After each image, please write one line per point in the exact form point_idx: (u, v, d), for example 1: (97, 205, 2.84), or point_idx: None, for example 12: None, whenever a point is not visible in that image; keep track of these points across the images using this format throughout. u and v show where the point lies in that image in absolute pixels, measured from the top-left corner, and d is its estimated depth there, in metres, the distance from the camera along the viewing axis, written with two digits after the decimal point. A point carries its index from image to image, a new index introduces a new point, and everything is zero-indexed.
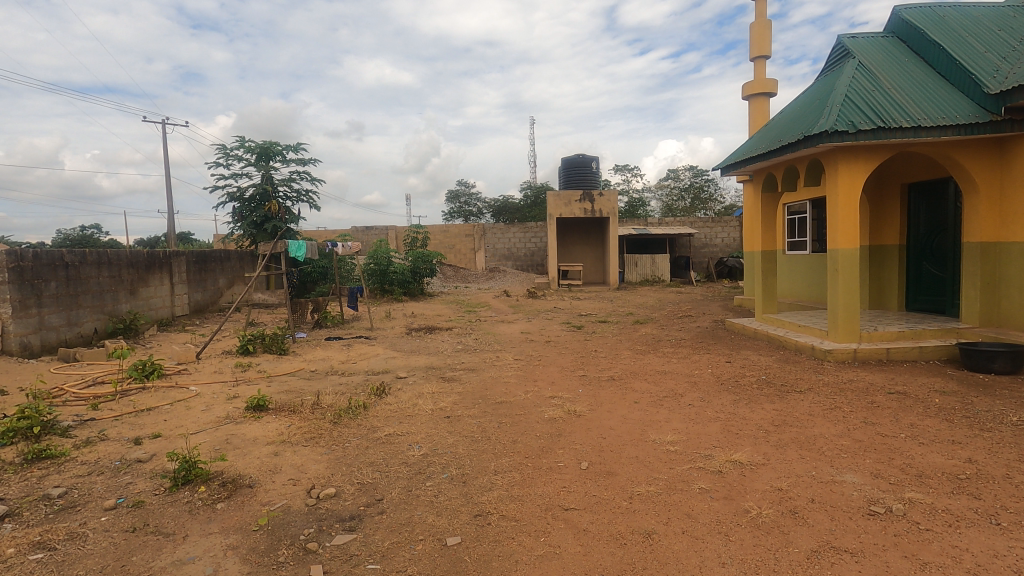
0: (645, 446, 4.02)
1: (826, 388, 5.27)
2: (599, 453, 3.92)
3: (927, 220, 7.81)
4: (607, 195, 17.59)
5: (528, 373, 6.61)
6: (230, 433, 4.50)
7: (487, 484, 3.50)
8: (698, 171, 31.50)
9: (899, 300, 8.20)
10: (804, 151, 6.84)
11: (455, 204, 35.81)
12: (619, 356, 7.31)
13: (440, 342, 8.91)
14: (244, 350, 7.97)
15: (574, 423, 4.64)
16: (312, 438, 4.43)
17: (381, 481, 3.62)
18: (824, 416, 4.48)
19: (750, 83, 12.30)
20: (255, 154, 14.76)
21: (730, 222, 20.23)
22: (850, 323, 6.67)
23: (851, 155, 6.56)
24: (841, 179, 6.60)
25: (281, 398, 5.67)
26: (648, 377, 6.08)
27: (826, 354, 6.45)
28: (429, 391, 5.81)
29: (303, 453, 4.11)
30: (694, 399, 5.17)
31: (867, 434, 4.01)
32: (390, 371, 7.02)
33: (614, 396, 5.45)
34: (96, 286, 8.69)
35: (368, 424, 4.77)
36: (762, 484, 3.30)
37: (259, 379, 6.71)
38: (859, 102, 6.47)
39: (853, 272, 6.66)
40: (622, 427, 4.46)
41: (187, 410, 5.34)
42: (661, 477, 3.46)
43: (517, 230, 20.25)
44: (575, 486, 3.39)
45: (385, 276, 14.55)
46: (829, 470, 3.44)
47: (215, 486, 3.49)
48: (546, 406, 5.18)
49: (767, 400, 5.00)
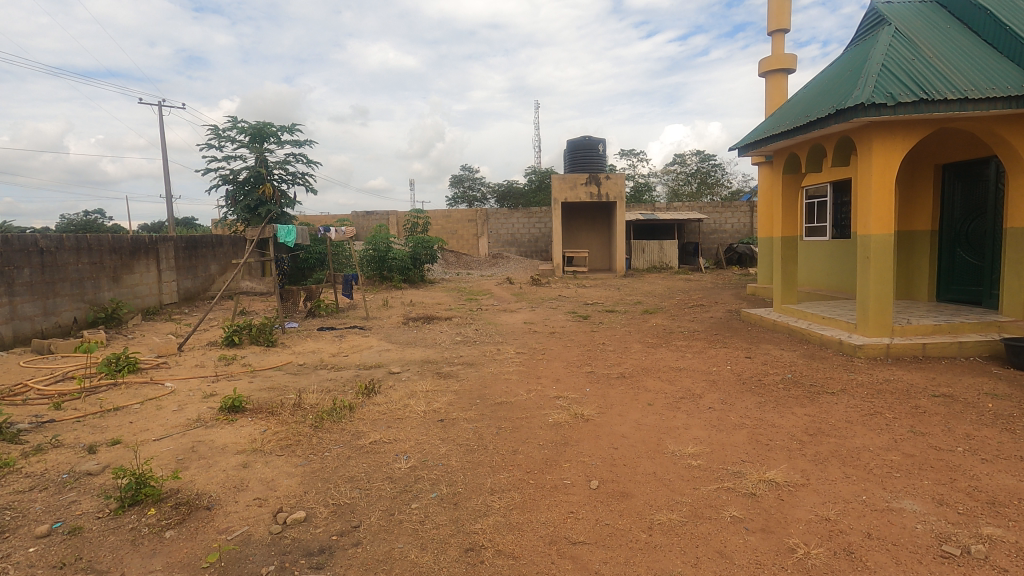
0: (664, 459, 3.53)
1: (861, 389, 4.76)
2: (611, 468, 3.43)
3: (963, 203, 7.22)
4: (614, 178, 16.95)
5: (531, 369, 6.11)
6: (196, 440, 4.05)
7: (482, 507, 3.02)
8: (705, 156, 30.81)
9: (930, 290, 7.65)
10: (835, 127, 6.24)
11: (459, 189, 35.18)
12: (629, 350, 6.80)
13: (438, 333, 8.41)
14: (229, 341, 7.51)
15: (582, 429, 4.14)
16: (288, 446, 3.96)
17: (359, 502, 3.14)
18: (863, 424, 3.96)
19: (767, 58, 11.60)
20: (248, 135, 14.19)
21: (740, 206, 19.63)
22: (882, 315, 6.13)
23: (888, 130, 5.96)
24: (876, 158, 6.00)
25: (260, 397, 5.20)
26: (662, 375, 5.57)
27: (855, 349, 5.92)
28: (422, 390, 5.32)
29: (275, 466, 3.63)
30: (715, 401, 4.66)
31: (917, 447, 3.50)
32: (383, 366, 6.55)
33: (626, 396, 4.94)
34: (74, 273, 8.23)
35: (351, 429, 4.28)
36: (803, 511, 2.81)
37: (242, 373, 6.25)
38: (898, 72, 5.86)
39: (887, 259, 6.09)
40: (636, 435, 3.96)
41: (156, 411, 4.88)
42: (683, 501, 2.97)
43: (521, 215, 19.66)
44: (584, 512, 2.91)
45: (384, 263, 14.03)
46: (882, 494, 2.93)
47: (167, 509, 3.02)
48: (549, 408, 4.68)
49: (795, 404, 4.48)
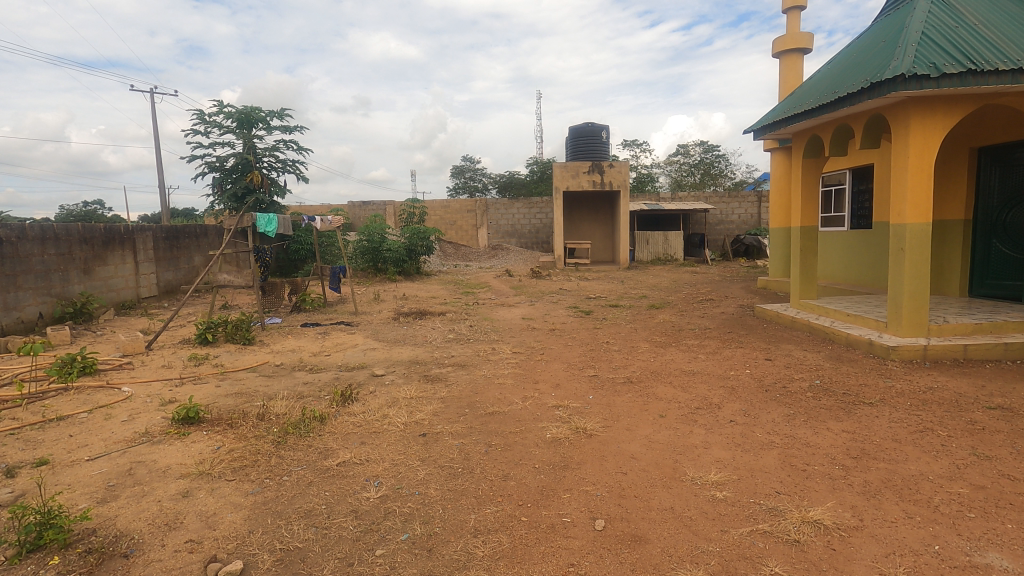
0: (682, 490, 2.95)
1: (902, 400, 4.18)
2: (619, 502, 2.86)
3: (1001, 189, 6.58)
4: (618, 166, 16.27)
5: (528, 371, 5.52)
6: (136, 461, 3.49)
7: (462, 556, 2.46)
8: (709, 147, 30.17)
9: (961, 286, 7.06)
10: (866, 104, 5.61)
11: (460, 180, 34.56)
12: (636, 351, 6.21)
13: (430, 329, 7.83)
14: (203, 339, 6.94)
15: (584, 447, 3.58)
16: (241, 468, 3.39)
17: (312, 548, 2.57)
18: (915, 445, 3.39)
19: (782, 37, 10.91)
20: (235, 120, 13.55)
21: (747, 196, 18.97)
22: (917, 313, 5.53)
23: (928, 106, 5.31)
24: (915, 138, 5.36)
25: (223, 405, 4.64)
26: (673, 380, 4.97)
27: (888, 351, 5.32)
28: (405, 397, 4.75)
29: (221, 494, 3.07)
30: (737, 412, 4.08)
31: (987, 476, 2.93)
32: (366, 367, 5.97)
33: (633, 406, 4.35)
34: (39, 265, 7.66)
35: (318, 446, 3.72)
36: (863, 568, 2.24)
37: (210, 376, 5.68)
38: (940, 41, 5.22)
39: (924, 250, 5.47)
40: (648, 457, 3.39)
41: (103, 421, 4.31)
42: (711, 551, 2.40)
43: (521, 206, 19.03)
44: (588, 566, 2.35)
45: (378, 254, 13.45)
46: (957, 543, 2.36)
47: (73, 558, 2.46)
48: (548, 420, 4.10)
49: (829, 417, 3.90)
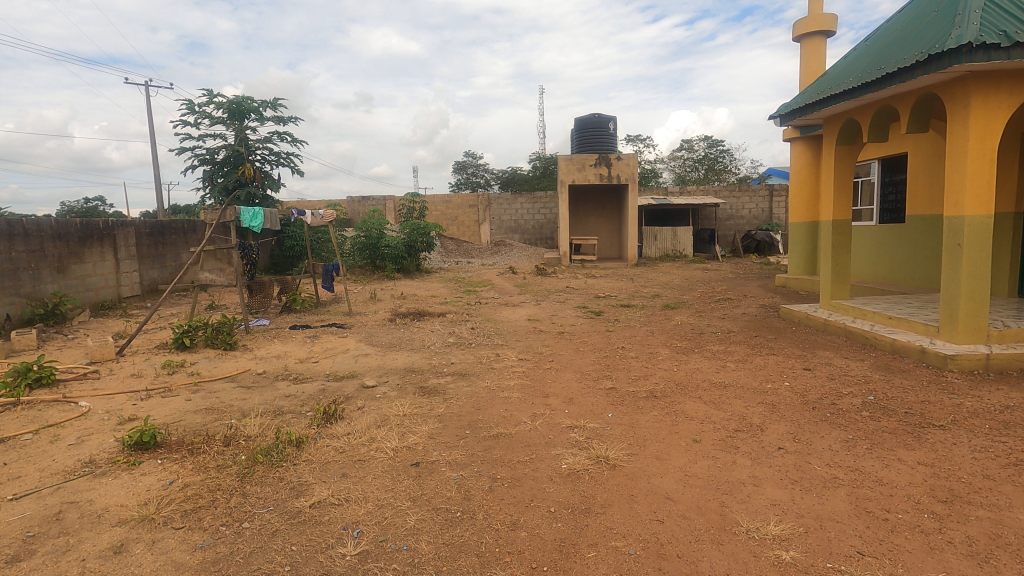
0: (737, 548, 2.35)
1: (979, 422, 3.55)
2: (658, 566, 2.27)
3: None
4: (625, 159, 15.60)
5: (536, 383, 4.91)
6: (70, 501, 2.90)
7: None
8: (713, 142, 29.41)
9: (1011, 285, 6.44)
10: (918, 81, 4.97)
11: (461, 176, 33.94)
12: (655, 358, 5.60)
13: (428, 333, 7.22)
14: (180, 344, 6.35)
15: (608, 483, 2.98)
16: (194, 511, 2.79)
17: None
18: (1015, 483, 2.77)
19: (803, 20, 10.25)
20: (225, 110, 12.95)
21: (759, 191, 18.27)
22: (975, 317, 4.91)
23: (991, 82, 4.66)
24: (977, 118, 4.71)
25: (188, 425, 4.04)
26: (704, 395, 4.34)
27: (945, 360, 4.69)
28: (398, 414, 4.14)
29: (162, 550, 2.47)
30: (785, 437, 3.46)
31: None
32: (357, 377, 5.37)
33: (661, 428, 3.74)
34: (6, 262, 7.08)
35: (290, 480, 3.12)
36: None
37: (182, 387, 5.08)
38: (1007, 8, 4.58)
39: (985, 245, 4.83)
40: (688, 498, 2.78)
41: (47, 445, 3.72)
42: None
43: (525, 201, 18.40)
44: None
45: (376, 251, 12.85)
46: None
47: None
48: (562, 446, 3.49)
49: (897, 445, 3.28)
